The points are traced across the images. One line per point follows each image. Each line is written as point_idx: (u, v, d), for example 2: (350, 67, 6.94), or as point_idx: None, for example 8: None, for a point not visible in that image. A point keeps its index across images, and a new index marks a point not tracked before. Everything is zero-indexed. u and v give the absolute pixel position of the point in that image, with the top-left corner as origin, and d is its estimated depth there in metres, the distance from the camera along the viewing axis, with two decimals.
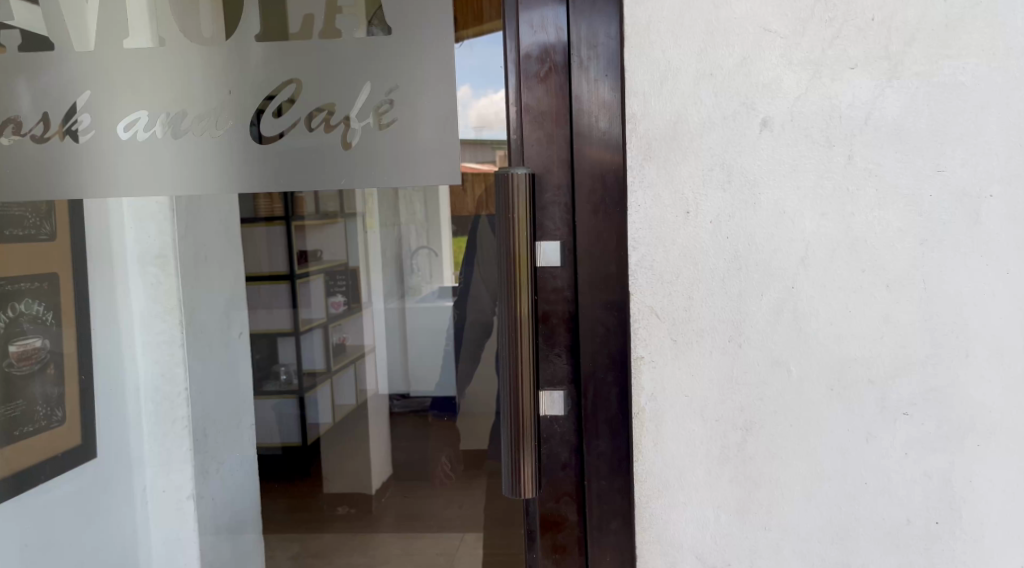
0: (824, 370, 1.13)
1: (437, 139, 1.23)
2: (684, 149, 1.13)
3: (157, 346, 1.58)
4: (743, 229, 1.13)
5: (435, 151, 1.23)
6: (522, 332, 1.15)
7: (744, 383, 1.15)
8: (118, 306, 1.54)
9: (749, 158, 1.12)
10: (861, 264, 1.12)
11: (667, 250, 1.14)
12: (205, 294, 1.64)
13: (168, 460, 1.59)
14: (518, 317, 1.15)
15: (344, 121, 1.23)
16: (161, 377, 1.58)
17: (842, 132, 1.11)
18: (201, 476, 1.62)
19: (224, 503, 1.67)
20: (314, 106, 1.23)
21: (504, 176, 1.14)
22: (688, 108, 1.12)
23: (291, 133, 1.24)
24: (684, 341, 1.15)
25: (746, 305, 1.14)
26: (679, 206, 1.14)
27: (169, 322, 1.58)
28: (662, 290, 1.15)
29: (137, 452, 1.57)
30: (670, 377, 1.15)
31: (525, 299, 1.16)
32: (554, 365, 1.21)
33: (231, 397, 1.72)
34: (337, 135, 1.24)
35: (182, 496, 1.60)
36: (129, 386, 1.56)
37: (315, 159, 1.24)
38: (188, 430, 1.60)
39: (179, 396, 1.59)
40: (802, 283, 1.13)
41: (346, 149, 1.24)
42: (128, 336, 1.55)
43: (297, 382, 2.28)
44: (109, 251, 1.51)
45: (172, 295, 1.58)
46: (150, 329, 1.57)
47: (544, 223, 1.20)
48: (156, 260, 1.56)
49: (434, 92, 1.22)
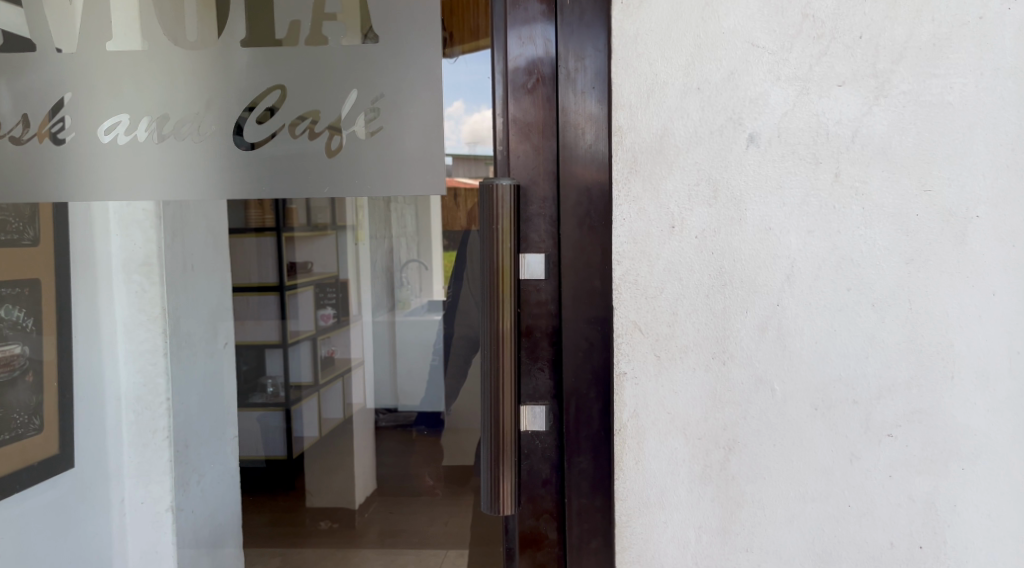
0: (808, 390, 1.12)
1: (422, 148, 1.22)
2: (669, 163, 1.12)
3: (140, 356, 1.56)
4: (729, 244, 1.12)
5: (420, 163, 1.22)
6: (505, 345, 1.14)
7: (726, 401, 1.13)
8: (102, 313, 1.52)
9: (735, 174, 1.11)
10: (847, 283, 1.11)
11: (651, 264, 1.13)
12: (190, 304, 1.63)
13: (147, 471, 1.57)
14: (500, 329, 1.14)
15: (327, 129, 1.22)
16: (143, 385, 1.57)
17: (829, 149, 1.10)
18: (180, 487, 1.60)
19: (204, 515, 1.64)
20: (298, 114, 1.22)
21: (489, 186, 1.14)
22: (675, 121, 1.12)
23: (277, 139, 1.23)
24: (667, 357, 1.14)
25: (730, 321, 1.13)
26: (664, 220, 1.13)
27: (153, 331, 1.56)
28: (646, 305, 1.14)
29: (116, 461, 1.54)
30: (652, 394, 1.14)
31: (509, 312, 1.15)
32: (537, 380, 1.20)
33: (213, 407, 1.69)
34: (321, 143, 1.23)
35: (158, 508, 1.58)
36: (109, 395, 1.53)
37: (299, 167, 1.23)
38: (169, 441, 1.58)
39: (160, 406, 1.58)
40: (787, 301, 1.12)
41: (332, 157, 1.23)
42: (111, 344, 1.53)
43: (281, 396, 2.12)
44: (93, 258, 1.50)
45: (156, 304, 1.56)
46: (131, 340, 1.55)
47: (530, 234, 1.19)
48: (141, 268, 1.56)
49: (423, 102, 1.21)
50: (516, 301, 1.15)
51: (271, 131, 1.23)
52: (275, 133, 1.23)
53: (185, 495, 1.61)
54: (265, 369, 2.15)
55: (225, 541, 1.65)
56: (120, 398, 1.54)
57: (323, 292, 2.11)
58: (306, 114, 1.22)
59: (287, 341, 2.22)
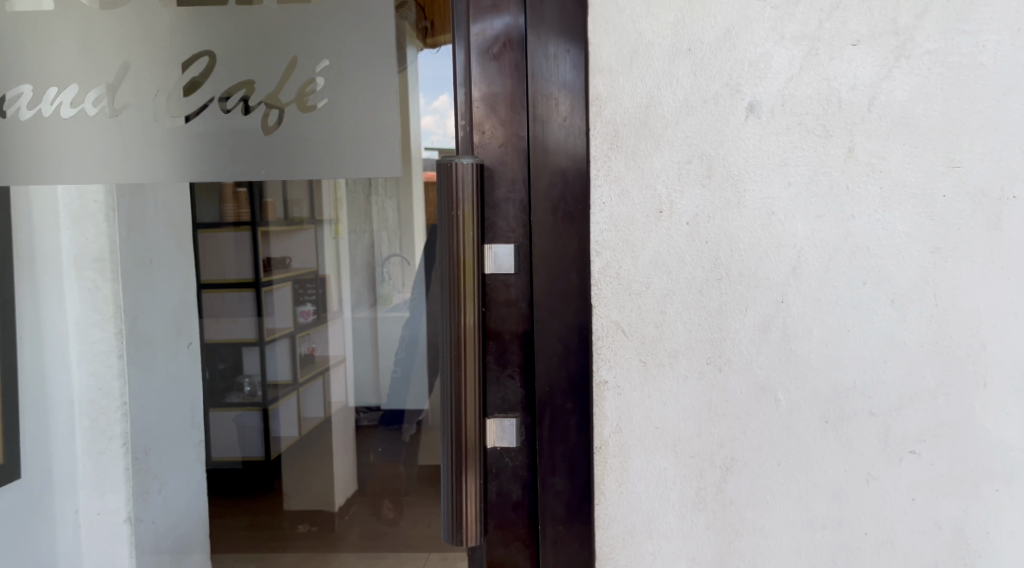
0: (817, 400, 0.96)
1: (373, 125, 1.06)
2: (656, 138, 0.96)
3: (93, 356, 1.40)
4: (725, 232, 0.96)
5: (371, 142, 1.06)
6: (468, 350, 0.99)
7: (723, 414, 0.98)
8: (49, 309, 1.34)
9: (732, 149, 0.96)
10: (863, 276, 0.95)
11: (636, 256, 0.98)
12: (149, 300, 1.48)
13: (102, 481, 1.42)
14: (461, 332, 0.99)
15: (263, 102, 1.06)
16: (96, 389, 1.40)
17: (841, 120, 0.94)
18: (140, 496, 1.46)
19: (166, 526, 1.53)
20: (230, 85, 1.06)
21: (447, 164, 0.99)
22: (662, 89, 0.96)
23: (204, 114, 1.06)
24: (655, 363, 0.98)
25: (727, 321, 0.97)
26: (650, 204, 0.97)
27: (107, 330, 1.41)
28: (631, 303, 0.98)
29: (66, 473, 1.37)
30: (637, 406, 0.99)
31: (472, 311, 0.99)
32: (506, 389, 1.04)
33: (177, 409, 1.57)
34: (256, 119, 1.06)
35: (115, 520, 1.44)
36: (63, 398, 1.36)
37: (232, 146, 1.07)
38: (127, 448, 1.44)
39: (116, 410, 1.42)
40: (792, 297, 0.96)
41: (268, 135, 1.06)
42: (61, 344, 1.36)
43: (259, 396, 2.00)
44: (36, 247, 1.33)
45: (111, 300, 1.41)
46: (84, 340, 1.39)
47: (498, 221, 1.03)
48: (94, 262, 1.40)
49: (379, 71, 1.05)
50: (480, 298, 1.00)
51: (200, 104, 1.06)
52: (203, 107, 1.06)
53: (144, 505, 1.47)
54: (243, 367, 2.02)
55: (192, 549, 1.55)
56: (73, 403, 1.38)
57: (301, 288, 1.88)
58: (239, 85, 1.06)
59: (265, 340, 2.05)
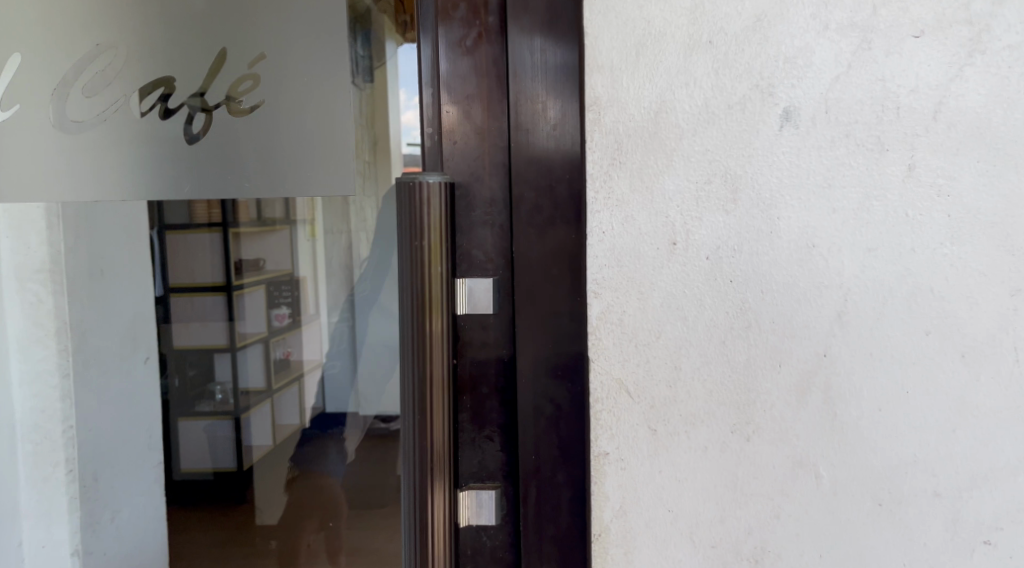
0: (868, 478, 0.78)
1: (309, 135, 0.92)
2: (667, 152, 0.77)
3: (35, 378, 1.22)
4: (755, 269, 0.78)
5: (307, 153, 0.93)
6: (435, 410, 0.81)
7: (751, 494, 0.79)
8: None
9: (763, 167, 0.77)
10: (925, 324, 0.77)
11: (643, 299, 0.79)
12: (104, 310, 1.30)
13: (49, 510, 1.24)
14: (428, 390, 0.81)
15: (189, 105, 0.93)
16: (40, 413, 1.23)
17: (900, 131, 0.75)
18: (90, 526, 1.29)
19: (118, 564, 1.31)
20: (152, 84, 0.94)
21: (409, 183, 0.79)
22: (676, 90, 0.77)
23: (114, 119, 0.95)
24: (666, 431, 0.80)
25: (756, 380, 0.78)
26: (661, 235, 0.78)
27: (50, 347, 1.23)
28: (636, 357, 0.79)
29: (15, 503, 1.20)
30: (645, 485, 0.80)
31: (440, 362, 0.81)
32: (484, 453, 0.88)
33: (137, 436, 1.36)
34: (179, 124, 0.93)
35: (61, 555, 1.25)
36: None
37: (155, 155, 0.94)
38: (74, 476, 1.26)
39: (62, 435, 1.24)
40: (838, 351, 0.78)
41: (194, 142, 0.93)
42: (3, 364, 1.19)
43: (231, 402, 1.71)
44: None
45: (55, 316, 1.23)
46: (26, 360, 1.21)
47: (471, 251, 0.86)
48: (38, 273, 1.22)
49: (320, 71, 0.92)
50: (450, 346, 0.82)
51: (109, 106, 0.95)
52: (111, 109, 0.95)
53: (94, 536, 1.29)
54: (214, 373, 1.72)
55: None
56: (13, 428, 1.20)
57: (274, 291, 1.75)
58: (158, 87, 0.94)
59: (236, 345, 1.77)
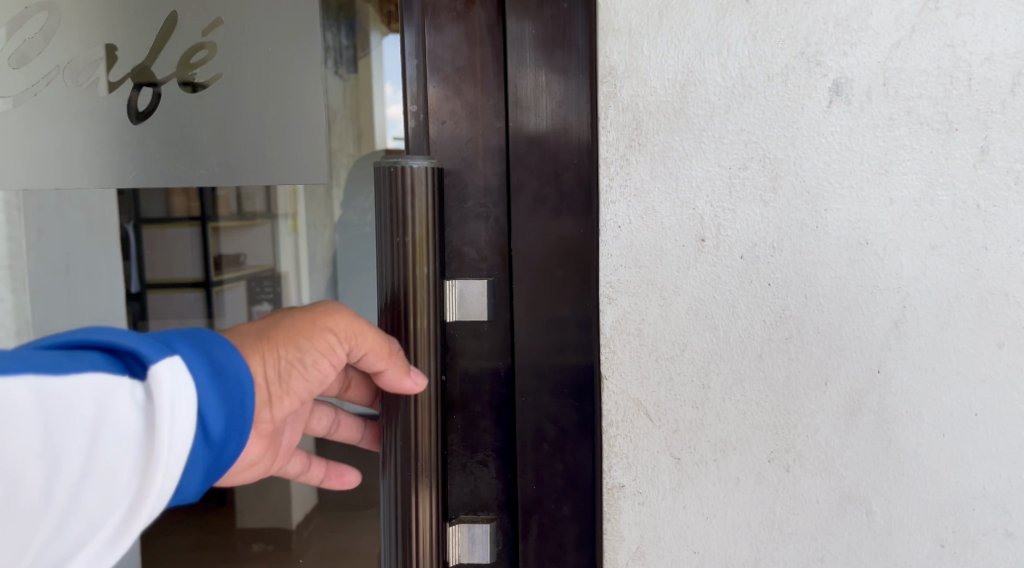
0: (929, 514, 0.67)
1: (272, 118, 0.80)
2: (696, 132, 0.66)
3: None
4: (797, 270, 0.66)
5: (270, 139, 0.80)
6: (416, 431, 0.69)
7: (792, 533, 0.68)
8: None
9: (809, 149, 0.65)
10: (997, 334, 0.65)
11: (666, 305, 0.67)
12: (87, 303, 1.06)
13: None
14: (409, 409, 0.68)
15: (137, 78, 0.81)
16: None
17: (969, 107, 0.64)
18: None
19: None
20: (96, 53, 0.82)
21: (390, 167, 0.66)
22: (706, 59, 0.65)
23: (45, 93, 0.83)
24: (693, 459, 0.68)
25: (799, 400, 0.67)
26: (688, 230, 0.67)
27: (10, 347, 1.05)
28: (657, 373, 0.68)
29: None
30: (667, 523, 0.69)
31: (424, 375, 0.69)
32: (477, 481, 0.76)
33: None
34: (125, 100, 0.81)
35: None
36: None
37: (98, 134, 0.82)
38: None
39: None
40: (894, 366, 0.66)
41: (143, 120, 0.81)
42: None
43: None
44: None
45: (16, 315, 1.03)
46: None
47: (462, 249, 0.74)
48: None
49: (284, 44, 0.79)
50: (437, 359, 0.70)
51: (42, 78, 0.83)
52: (43, 82, 0.83)
53: None
54: None
55: None
56: None
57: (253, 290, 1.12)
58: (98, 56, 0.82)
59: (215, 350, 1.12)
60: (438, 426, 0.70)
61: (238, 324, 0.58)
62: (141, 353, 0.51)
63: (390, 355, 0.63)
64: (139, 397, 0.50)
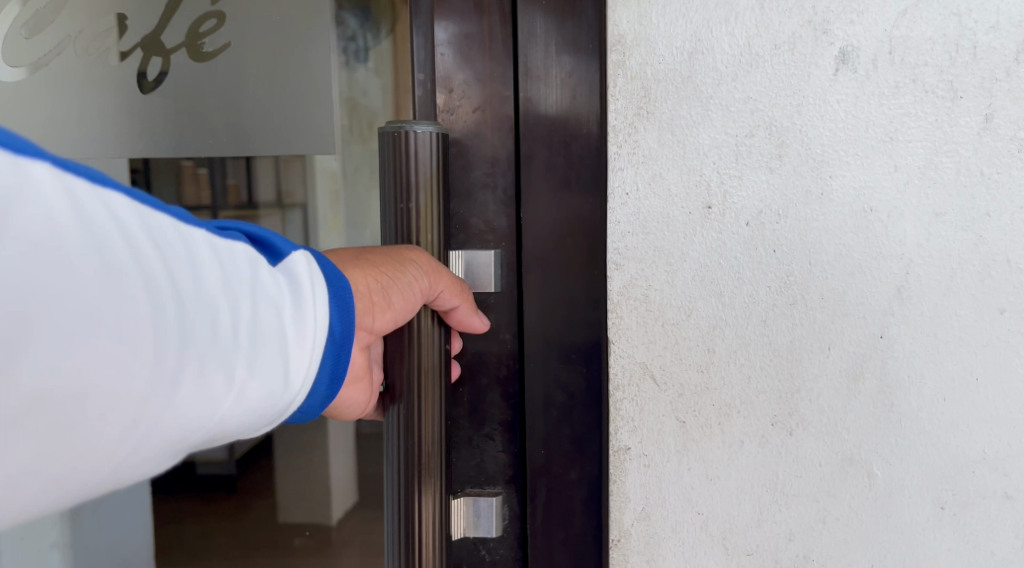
0: (930, 477, 0.68)
1: (272, 93, 0.85)
2: (702, 99, 0.67)
3: None
4: (802, 237, 0.67)
5: (274, 113, 0.86)
6: (427, 404, 0.68)
7: (794, 495, 0.69)
8: None
9: (815, 117, 0.66)
10: (999, 300, 0.66)
11: (672, 271, 0.69)
12: None
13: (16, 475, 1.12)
14: (417, 382, 0.67)
15: (150, 51, 0.89)
16: None
17: (975, 74, 0.65)
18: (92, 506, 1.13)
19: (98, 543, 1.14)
20: (114, 26, 0.90)
21: (395, 132, 0.67)
22: (714, 28, 0.66)
23: (63, 61, 0.91)
24: (697, 422, 0.69)
25: (802, 365, 0.68)
26: (694, 197, 0.68)
27: None
28: (662, 338, 0.69)
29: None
30: (672, 484, 0.70)
31: (431, 348, 0.68)
32: (483, 455, 0.78)
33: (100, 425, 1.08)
34: (139, 71, 0.89)
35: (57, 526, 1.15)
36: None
37: (115, 103, 0.89)
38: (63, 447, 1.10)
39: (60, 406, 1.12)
40: (896, 332, 0.67)
41: (154, 88, 0.88)
42: None
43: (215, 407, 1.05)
44: None
45: None
46: None
47: (473, 219, 0.75)
48: None
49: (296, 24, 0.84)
50: (444, 333, 0.69)
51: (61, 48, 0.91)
52: (62, 51, 0.91)
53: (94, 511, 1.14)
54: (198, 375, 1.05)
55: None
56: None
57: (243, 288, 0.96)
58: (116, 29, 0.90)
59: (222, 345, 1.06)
60: (441, 405, 0.69)
61: (335, 251, 0.61)
62: (278, 236, 0.54)
63: (462, 292, 0.67)
64: (286, 267, 0.52)
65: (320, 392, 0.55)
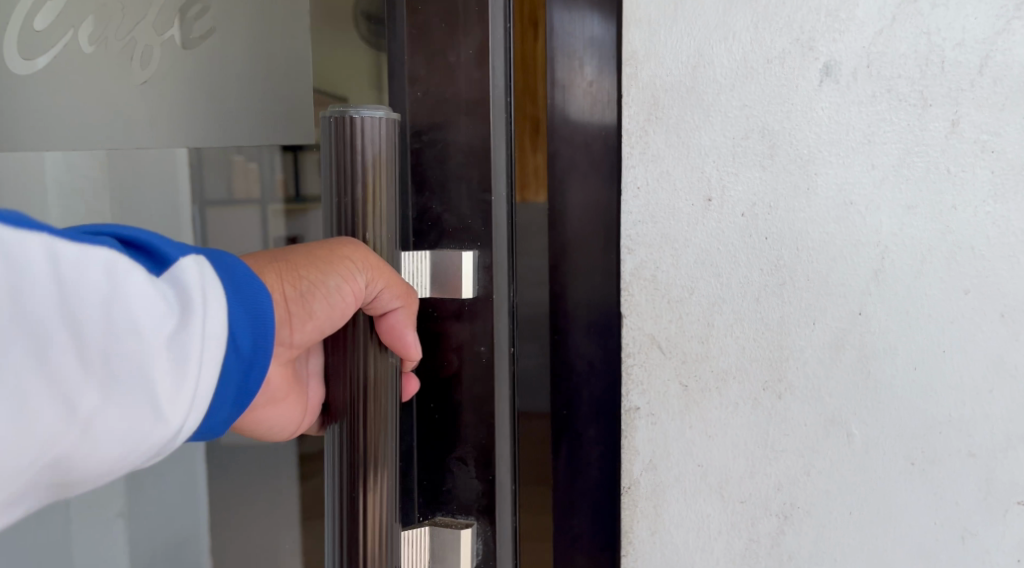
0: (901, 437, 0.77)
1: (272, 93, 0.95)
2: (704, 107, 0.78)
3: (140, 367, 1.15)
4: (790, 226, 0.77)
5: (257, 98, 0.96)
6: (375, 420, 0.76)
7: (783, 451, 0.79)
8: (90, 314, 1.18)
9: (802, 121, 0.76)
10: (964, 283, 0.75)
11: (676, 255, 0.80)
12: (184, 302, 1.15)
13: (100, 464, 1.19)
14: (367, 401, 0.75)
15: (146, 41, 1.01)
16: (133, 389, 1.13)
17: (943, 84, 0.74)
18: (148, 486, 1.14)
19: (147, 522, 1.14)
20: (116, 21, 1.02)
21: (341, 118, 0.73)
22: (714, 46, 0.77)
23: (93, 53, 1.03)
24: (698, 386, 0.80)
25: (790, 337, 0.78)
26: (696, 190, 0.79)
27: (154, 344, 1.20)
28: (668, 313, 0.81)
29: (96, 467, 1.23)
30: (675, 439, 0.82)
31: (381, 364, 0.76)
32: (458, 479, 0.86)
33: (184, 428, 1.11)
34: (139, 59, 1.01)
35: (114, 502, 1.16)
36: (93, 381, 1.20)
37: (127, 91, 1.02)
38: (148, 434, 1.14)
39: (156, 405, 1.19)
40: (873, 309, 0.77)
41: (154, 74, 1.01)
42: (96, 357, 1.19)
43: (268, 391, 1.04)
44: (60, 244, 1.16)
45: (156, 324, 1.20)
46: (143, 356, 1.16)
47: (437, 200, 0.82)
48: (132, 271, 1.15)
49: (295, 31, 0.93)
50: (386, 332, 0.76)
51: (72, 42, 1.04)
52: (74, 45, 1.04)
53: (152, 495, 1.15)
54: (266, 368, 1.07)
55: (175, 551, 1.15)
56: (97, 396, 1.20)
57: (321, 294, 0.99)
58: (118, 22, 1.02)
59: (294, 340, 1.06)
60: (393, 414, 0.77)
61: (257, 256, 0.70)
62: (156, 237, 0.61)
63: (401, 292, 0.76)
64: (169, 276, 0.60)
65: (224, 407, 0.64)
